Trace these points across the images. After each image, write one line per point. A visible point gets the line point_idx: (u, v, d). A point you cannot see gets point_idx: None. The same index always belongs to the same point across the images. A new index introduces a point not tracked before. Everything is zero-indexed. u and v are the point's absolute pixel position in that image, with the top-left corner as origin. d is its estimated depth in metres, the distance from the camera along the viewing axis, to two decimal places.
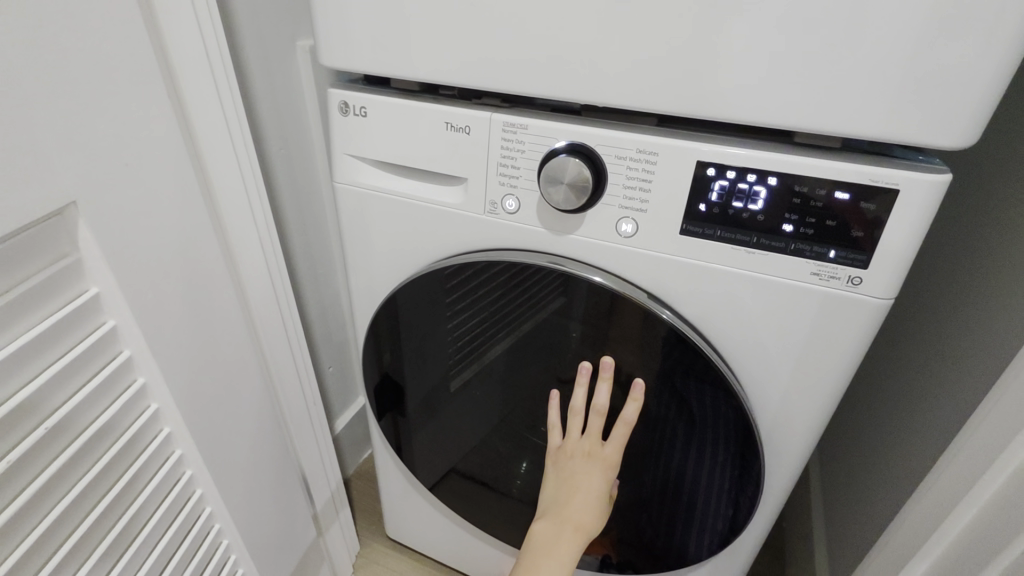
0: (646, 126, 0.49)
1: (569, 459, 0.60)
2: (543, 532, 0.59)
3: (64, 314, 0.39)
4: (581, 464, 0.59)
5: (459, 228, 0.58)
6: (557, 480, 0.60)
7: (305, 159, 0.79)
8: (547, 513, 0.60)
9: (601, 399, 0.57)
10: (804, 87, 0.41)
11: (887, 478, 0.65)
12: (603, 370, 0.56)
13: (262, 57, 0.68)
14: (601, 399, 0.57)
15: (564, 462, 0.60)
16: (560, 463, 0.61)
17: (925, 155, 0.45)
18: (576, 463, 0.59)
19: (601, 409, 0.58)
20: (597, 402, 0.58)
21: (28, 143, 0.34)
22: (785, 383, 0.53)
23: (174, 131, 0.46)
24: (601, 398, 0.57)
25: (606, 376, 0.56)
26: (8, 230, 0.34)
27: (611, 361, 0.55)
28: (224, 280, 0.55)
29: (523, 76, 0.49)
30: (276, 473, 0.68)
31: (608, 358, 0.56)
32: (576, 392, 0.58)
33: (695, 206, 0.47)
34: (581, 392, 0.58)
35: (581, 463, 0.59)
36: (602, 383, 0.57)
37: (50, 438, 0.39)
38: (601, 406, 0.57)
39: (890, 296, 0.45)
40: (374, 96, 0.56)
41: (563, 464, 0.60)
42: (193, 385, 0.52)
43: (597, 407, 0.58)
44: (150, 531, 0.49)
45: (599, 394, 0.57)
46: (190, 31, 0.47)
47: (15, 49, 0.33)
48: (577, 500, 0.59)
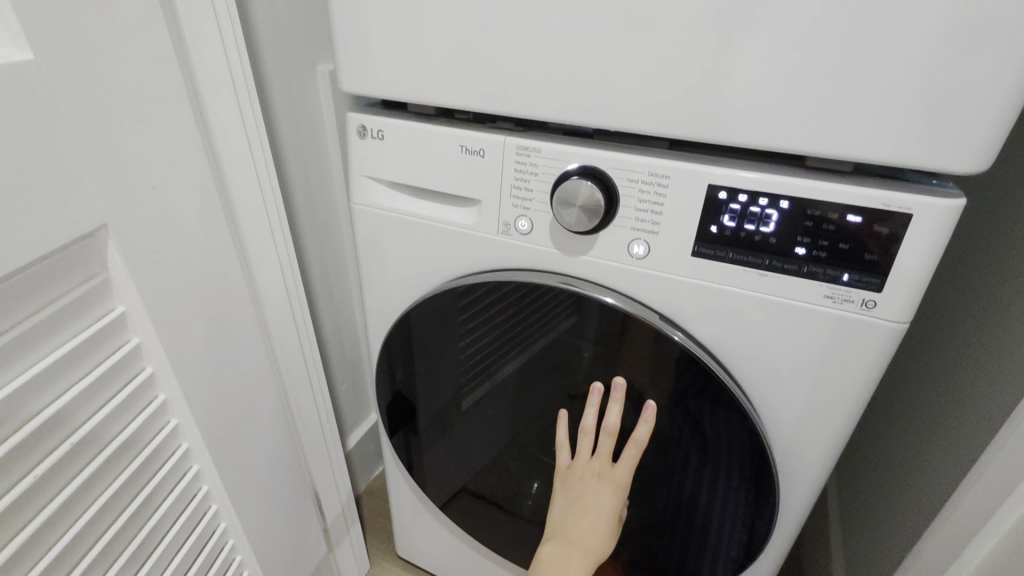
0: (658, 150, 0.50)
1: (579, 479, 0.59)
2: (552, 554, 0.57)
3: (91, 332, 0.40)
4: (591, 484, 0.59)
5: (472, 249, 0.59)
6: (566, 500, 0.60)
7: (322, 179, 0.81)
8: (555, 535, 0.58)
9: (612, 420, 0.57)
10: (814, 112, 0.42)
11: (906, 504, 0.63)
12: (615, 390, 0.56)
13: (284, 82, 0.70)
14: (612, 420, 0.57)
15: (574, 482, 0.60)
16: (569, 483, 0.60)
17: (939, 180, 0.45)
18: (585, 484, 0.59)
19: (612, 429, 0.57)
20: (608, 424, 0.57)
21: (66, 168, 0.36)
22: (800, 407, 0.52)
23: (200, 155, 0.48)
24: (612, 419, 0.57)
25: (617, 397, 0.56)
26: (43, 252, 0.35)
27: (623, 382, 0.55)
28: (244, 298, 0.56)
29: (537, 101, 0.50)
30: (289, 490, 0.68)
31: (620, 379, 0.56)
32: (586, 413, 0.58)
33: (707, 228, 0.48)
34: (591, 412, 0.58)
35: (590, 483, 0.59)
36: (614, 404, 0.57)
37: (74, 453, 0.40)
38: (612, 427, 0.57)
39: (905, 319, 0.45)
40: (391, 120, 0.57)
41: (572, 484, 0.60)
42: (212, 402, 0.53)
43: (607, 428, 0.57)
44: (167, 546, 0.50)
45: (610, 414, 0.57)
46: (218, 60, 0.49)
47: (57, 81, 0.35)
48: (586, 522, 0.58)
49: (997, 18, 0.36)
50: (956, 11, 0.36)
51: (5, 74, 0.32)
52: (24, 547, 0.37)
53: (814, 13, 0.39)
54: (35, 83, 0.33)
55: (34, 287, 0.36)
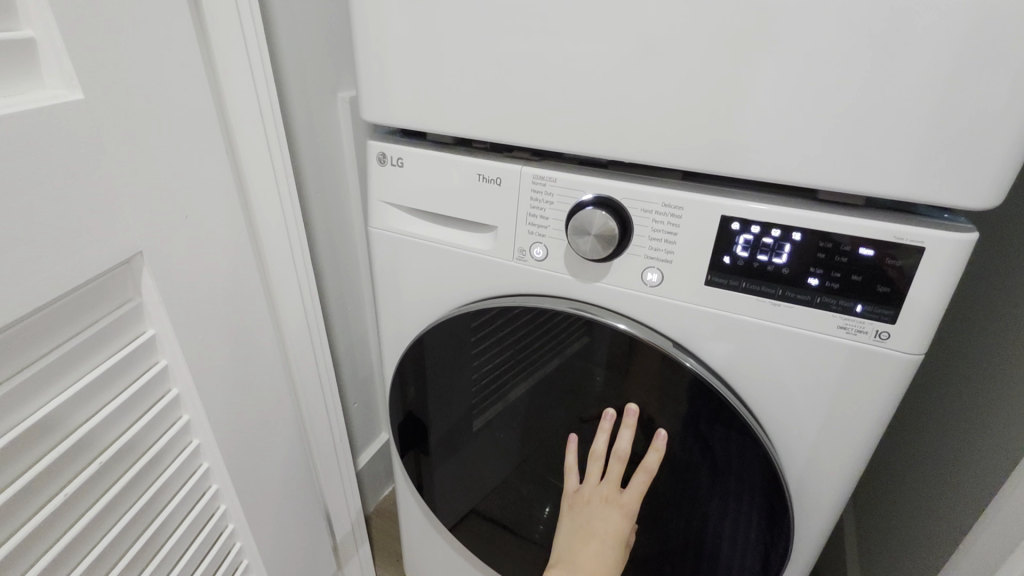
0: (671, 181, 0.51)
1: (586, 504, 0.60)
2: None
3: (122, 355, 0.42)
4: (597, 508, 0.59)
5: (488, 273, 0.60)
6: (572, 525, 0.60)
7: (340, 201, 0.83)
8: (560, 561, 0.59)
9: (623, 445, 0.57)
10: (826, 148, 0.43)
11: (925, 538, 0.62)
12: (627, 416, 0.57)
13: (306, 108, 0.73)
14: (623, 445, 0.57)
15: (581, 507, 0.60)
16: (576, 507, 0.60)
17: (951, 214, 0.45)
18: (592, 508, 0.59)
19: (622, 454, 0.57)
20: (619, 448, 0.57)
21: (109, 199, 0.38)
22: (814, 436, 0.52)
23: (229, 183, 0.50)
24: (623, 444, 0.57)
25: (630, 423, 0.57)
26: (82, 279, 0.37)
27: (637, 408, 0.56)
28: (265, 320, 0.58)
29: (553, 132, 0.52)
30: (302, 509, 0.69)
31: (633, 405, 0.56)
32: (597, 437, 0.59)
33: (720, 258, 0.49)
34: (602, 437, 0.59)
35: (597, 507, 0.59)
36: (626, 429, 0.57)
37: (103, 472, 0.41)
38: (623, 452, 0.57)
39: (918, 351, 0.45)
40: (411, 148, 0.59)
41: (579, 508, 0.60)
42: (233, 422, 0.54)
43: (618, 452, 0.58)
44: (184, 565, 0.50)
45: (622, 440, 0.57)
46: (249, 92, 0.51)
47: (105, 118, 0.37)
48: (590, 548, 0.58)
49: (1005, 60, 0.37)
50: (965, 54, 0.37)
51: (57, 112, 0.34)
52: (50, 566, 0.38)
53: (825, 53, 0.40)
54: (84, 119, 0.35)
55: (71, 313, 0.38)
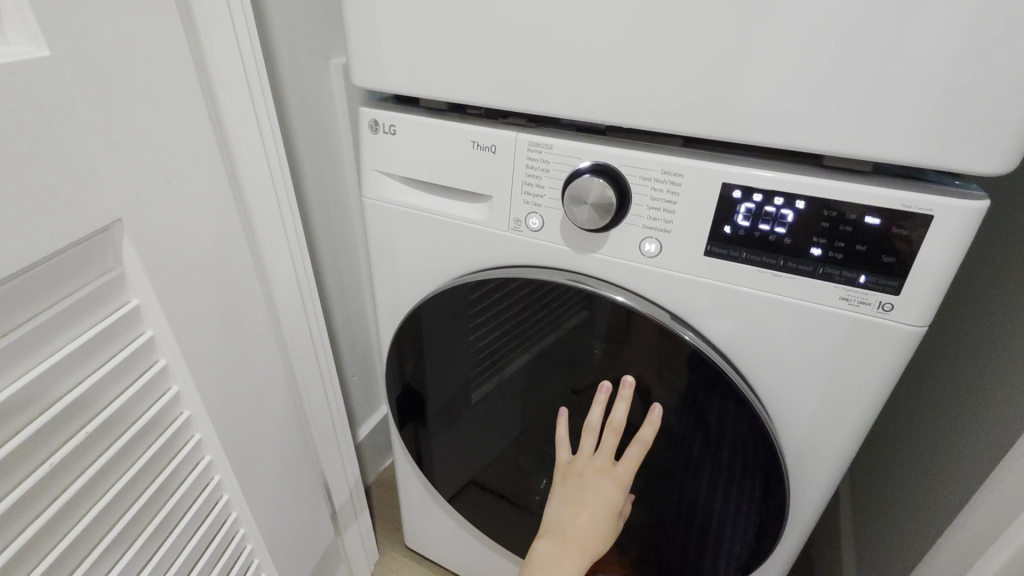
0: (671, 147, 0.49)
1: (580, 475, 0.59)
2: (544, 552, 0.56)
3: (104, 326, 0.41)
4: (591, 480, 0.58)
5: (483, 245, 0.58)
6: (564, 495, 0.59)
7: (334, 172, 0.81)
8: (550, 531, 0.58)
9: (618, 418, 0.57)
10: (833, 111, 0.41)
11: (923, 510, 0.62)
12: (623, 389, 0.57)
13: (297, 75, 0.71)
14: (618, 418, 0.57)
15: (574, 478, 0.59)
16: (569, 478, 0.60)
17: (961, 181, 0.43)
18: (586, 479, 0.58)
19: (617, 427, 0.57)
20: (613, 420, 0.57)
21: (85, 165, 0.37)
22: (813, 408, 0.51)
23: (213, 150, 0.49)
24: (618, 416, 0.57)
25: (625, 396, 0.57)
26: (58, 248, 0.36)
27: (632, 381, 0.56)
28: (255, 292, 0.57)
29: (548, 96, 0.50)
30: (300, 479, 0.69)
31: (629, 377, 0.56)
32: (592, 410, 0.58)
33: (721, 227, 0.47)
34: (597, 410, 0.58)
35: (592, 479, 0.58)
36: (621, 402, 0.57)
37: (90, 442, 0.41)
38: (618, 424, 0.57)
39: (922, 323, 0.44)
40: (403, 115, 0.57)
41: (571, 480, 0.59)
42: (225, 394, 0.53)
43: (613, 425, 0.57)
44: (180, 533, 0.51)
45: (617, 412, 0.57)
46: (232, 54, 0.49)
47: (75, 79, 0.35)
48: (582, 519, 0.57)
49: None
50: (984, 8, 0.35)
51: (21, 70, 0.32)
52: (40, 534, 0.38)
53: (834, 8, 0.38)
54: (51, 79, 0.34)
55: (47, 282, 0.37)
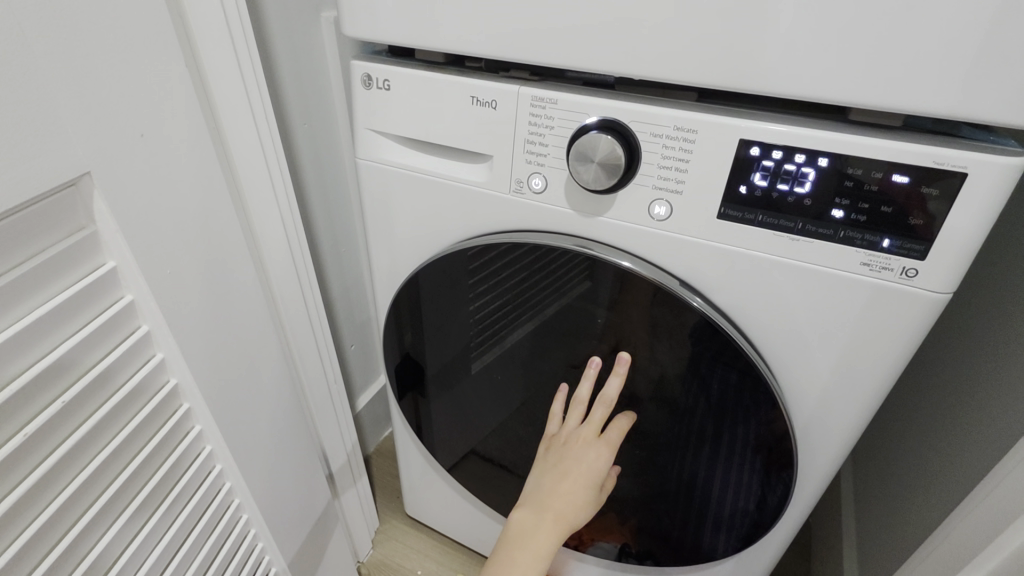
0: (685, 101, 0.46)
1: (563, 444, 0.57)
2: (522, 521, 0.56)
3: (78, 288, 0.39)
4: (574, 449, 0.56)
5: (482, 207, 0.56)
6: (546, 465, 0.58)
7: (327, 134, 0.78)
8: (530, 500, 0.57)
9: (610, 391, 0.55)
10: (860, 58, 0.38)
11: (933, 484, 0.60)
12: (618, 365, 0.55)
13: (286, 27, 0.66)
14: (610, 391, 0.55)
15: (557, 447, 0.58)
16: (553, 448, 0.58)
17: (997, 136, 0.40)
18: (570, 449, 0.56)
19: (609, 401, 0.55)
20: (605, 394, 0.55)
21: (44, 112, 0.34)
22: (826, 376, 0.49)
23: (190, 102, 0.46)
24: (611, 391, 0.55)
25: (620, 372, 0.55)
26: (20, 203, 0.33)
27: (628, 357, 0.54)
28: (243, 256, 0.55)
29: (551, 45, 0.46)
30: (297, 448, 0.68)
31: (626, 354, 0.55)
32: (581, 384, 0.56)
33: (736, 187, 0.44)
34: (587, 384, 0.56)
35: (573, 447, 0.56)
36: (614, 377, 0.55)
37: (69, 410, 0.39)
38: (610, 397, 0.55)
39: (947, 289, 0.42)
40: (397, 68, 0.54)
41: (555, 449, 0.58)
42: (213, 362, 0.52)
43: (603, 398, 0.55)
44: (171, 502, 0.50)
45: (610, 386, 0.55)
46: (212, 4, 0.46)
47: (28, 14, 0.32)
48: (561, 488, 0.56)
49: None
50: None
51: None
52: (26, 497, 0.37)
53: None
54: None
55: (14, 240, 0.34)
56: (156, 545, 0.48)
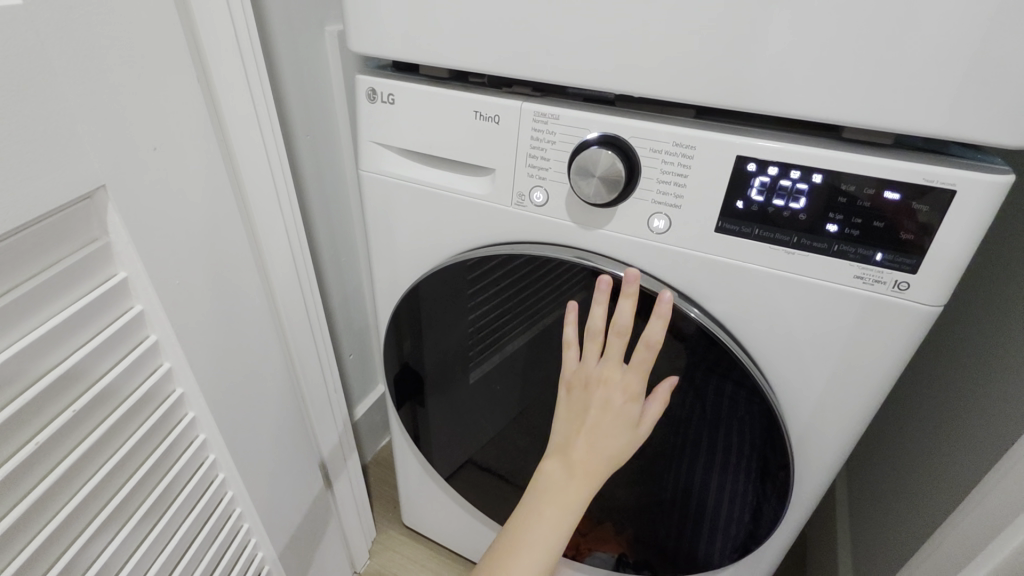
0: (684, 118, 0.47)
1: (585, 387, 0.51)
2: (551, 475, 0.52)
3: (90, 298, 0.39)
4: (598, 393, 0.51)
5: (484, 220, 0.56)
6: (570, 412, 0.52)
7: (330, 146, 0.79)
8: (557, 451, 0.53)
9: (624, 319, 0.49)
10: (853, 80, 0.39)
11: (925, 493, 0.61)
12: (627, 285, 0.49)
13: (291, 42, 0.67)
14: (623, 319, 0.49)
15: (580, 391, 0.52)
16: (574, 392, 0.52)
17: (984, 154, 0.42)
18: (594, 395, 0.51)
19: (622, 330, 0.49)
20: (617, 323, 0.49)
21: (63, 128, 0.35)
22: (820, 388, 0.51)
23: (200, 116, 0.46)
24: (623, 318, 0.49)
25: (631, 293, 0.49)
26: (35, 216, 0.34)
27: (637, 273, 0.48)
28: (249, 266, 0.55)
29: (554, 63, 0.47)
30: (297, 457, 0.68)
31: (633, 270, 0.49)
32: (592, 313, 0.50)
33: (733, 202, 0.45)
34: (599, 312, 0.50)
35: (598, 391, 0.51)
36: (625, 301, 0.49)
37: (77, 420, 0.40)
38: (624, 326, 0.49)
39: (937, 303, 0.43)
40: (401, 83, 0.55)
41: (576, 393, 0.52)
42: (217, 371, 0.52)
43: (618, 329, 0.49)
44: (174, 513, 0.50)
45: (622, 313, 0.49)
46: (222, 20, 0.48)
47: (49, 35, 0.33)
48: (590, 440, 0.51)
49: None
50: None
51: None
52: (32, 509, 0.37)
53: None
54: (21, 33, 0.32)
55: (28, 251, 0.35)
56: (158, 555, 0.49)
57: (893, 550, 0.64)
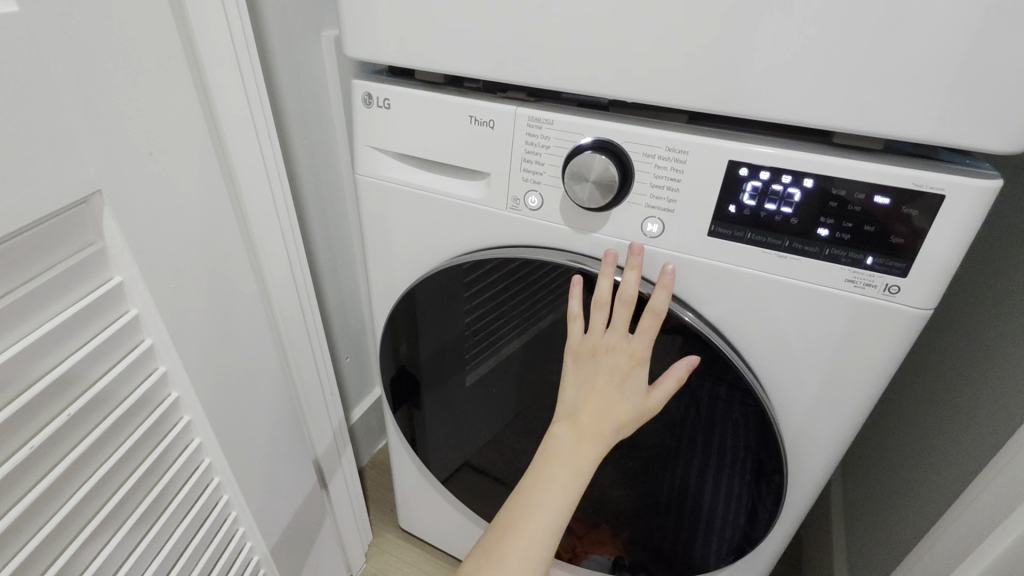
0: (677, 123, 0.48)
1: (593, 356, 0.52)
2: (559, 438, 0.52)
3: (86, 302, 0.40)
4: (606, 361, 0.51)
5: (479, 223, 0.57)
6: (579, 380, 0.52)
7: (326, 150, 0.79)
8: (565, 416, 0.53)
9: (630, 289, 0.49)
10: (843, 86, 0.39)
11: (918, 495, 0.62)
12: (632, 257, 0.50)
13: (287, 46, 0.68)
14: (629, 289, 0.49)
15: (587, 359, 0.52)
16: (581, 360, 0.52)
17: (973, 159, 0.42)
18: (601, 363, 0.51)
19: (628, 299, 0.49)
20: (624, 293, 0.49)
21: (59, 135, 0.35)
22: (813, 391, 0.51)
23: (196, 121, 0.47)
24: (629, 288, 0.49)
25: (636, 264, 0.50)
26: (31, 221, 0.34)
27: (641, 245, 0.49)
28: (245, 269, 0.56)
29: (548, 69, 0.48)
30: (292, 460, 0.68)
31: (637, 243, 0.49)
32: (599, 283, 0.50)
33: (725, 207, 0.46)
34: (605, 283, 0.50)
35: (606, 358, 0.51)
36: (631, 271, 0.49)
37: (73, 423, 0.40)
38: (629, 295, 0.49)
39: (928, 306, 0.43)
40: (397, 88, 0.55)
41: (584, 361, 0.52)
42: (212, 374, 0.52)
43: (624, 298, 0.49)
44: (169, 516, 0.50)
45: (627, 283, 0.49)
46: (219, 26, 0.48)
47: (45, 42, 0.34)
48: (599, 406, 0.51)
49: None
50: None
51: None
52: (27, 512, 0.37)
53: None
54: (18, 41, 0.32)
55: (24, 256, 0.35)
56: (153, 558, 0.49)
57: (899, 538, 0.63)
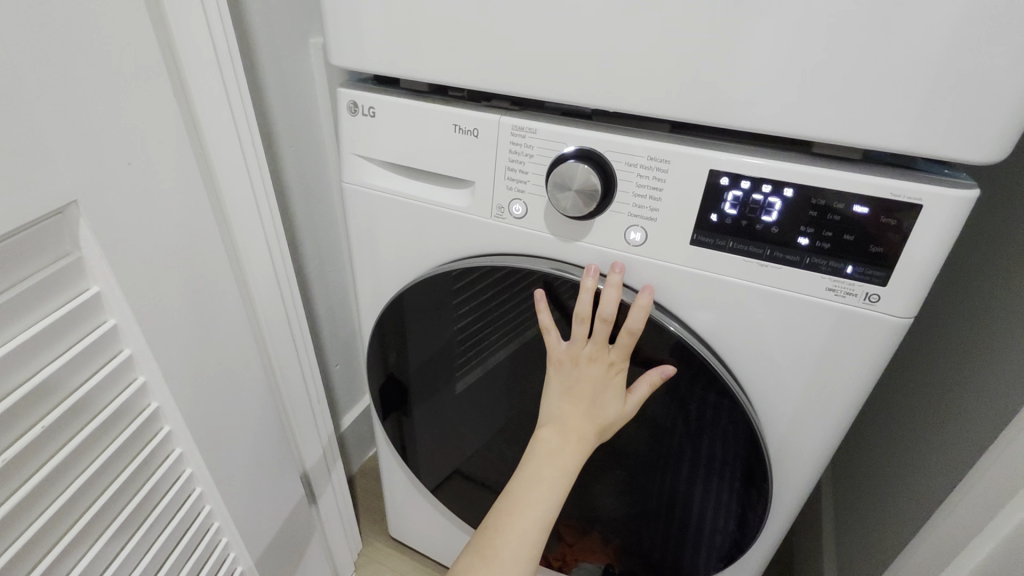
0: (659, 132, 0.48)
1: (574, 365, 0.52)
2: (546, 441, 0.53)
3: (62, 313, 0.39)
4: (588, 369, 0.52)
5: (465, 232, 0.57)
6: (562, 387, 0.53)
7: (314, 157, 0.79)
8: (550, 419, 0.54)
9: (609, 308, 0.49)
10: (820, 97, 0.40)
11: (903, 501, 0.62)
12: (612, 274, 0.50)
13: (274, 54, 0.68)
14: (608, 308, 0.49)
15: (569, 368, 0.53)
16: (563, 369, 0.53)
17: (951, 169, 0.43)
18: (584, 370, 0.52)
19: (607, 318, 0.50)
20: (603, 312, 0.50)
21: (34, 144, 0.35)
22: (798, 399, 0.51)
23: (177, 129, 0.47)
24: (608, 307, 0.49)
25: (615, 282, 0.50)
26: (6, 231, 0.34)
27: (623, 265, 0.50)
28: (228, 278, 0.55)
29: (530, 78, 0.48)
30: (278, 469, 0.68)
31: (619, 262, 0.50)
32: (580, 299, 0.50)
33: (707, 215, 0.46)
34: (585, 298, 0.50)
35: (588, 367, 0.52)
36: (610, 290, 0.50)
37: (49, 434, 0.39)
38: (608, 314, 0.50)
39: (908, 315, 0.43)
40: (382, 96, 0.55)
41: (566, 369, 0.53)
42: (194, 384, 0.52)
43: (602, 316, 0.50)
44: (149, 527, 0.49)
45: (607, 301, 0.49)
46: (201, 35, 0.48)
47: (20, 53, 0.34)
48: (583, 409, 0.52)
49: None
50: None
51: None
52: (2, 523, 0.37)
53: None
54: None
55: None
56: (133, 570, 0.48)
57: (883, 542, 0.64)
